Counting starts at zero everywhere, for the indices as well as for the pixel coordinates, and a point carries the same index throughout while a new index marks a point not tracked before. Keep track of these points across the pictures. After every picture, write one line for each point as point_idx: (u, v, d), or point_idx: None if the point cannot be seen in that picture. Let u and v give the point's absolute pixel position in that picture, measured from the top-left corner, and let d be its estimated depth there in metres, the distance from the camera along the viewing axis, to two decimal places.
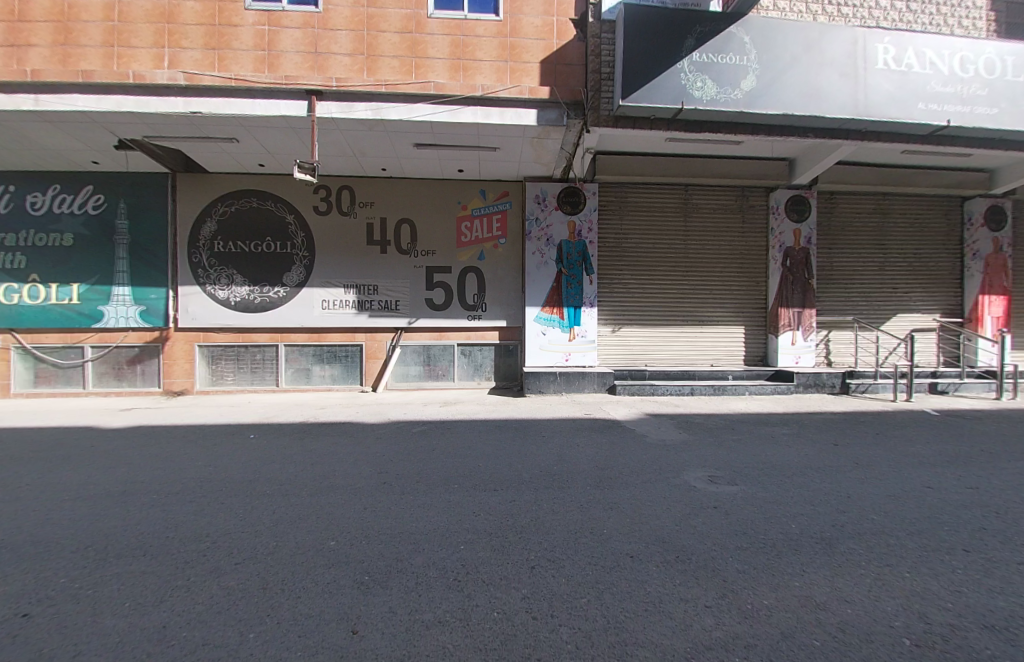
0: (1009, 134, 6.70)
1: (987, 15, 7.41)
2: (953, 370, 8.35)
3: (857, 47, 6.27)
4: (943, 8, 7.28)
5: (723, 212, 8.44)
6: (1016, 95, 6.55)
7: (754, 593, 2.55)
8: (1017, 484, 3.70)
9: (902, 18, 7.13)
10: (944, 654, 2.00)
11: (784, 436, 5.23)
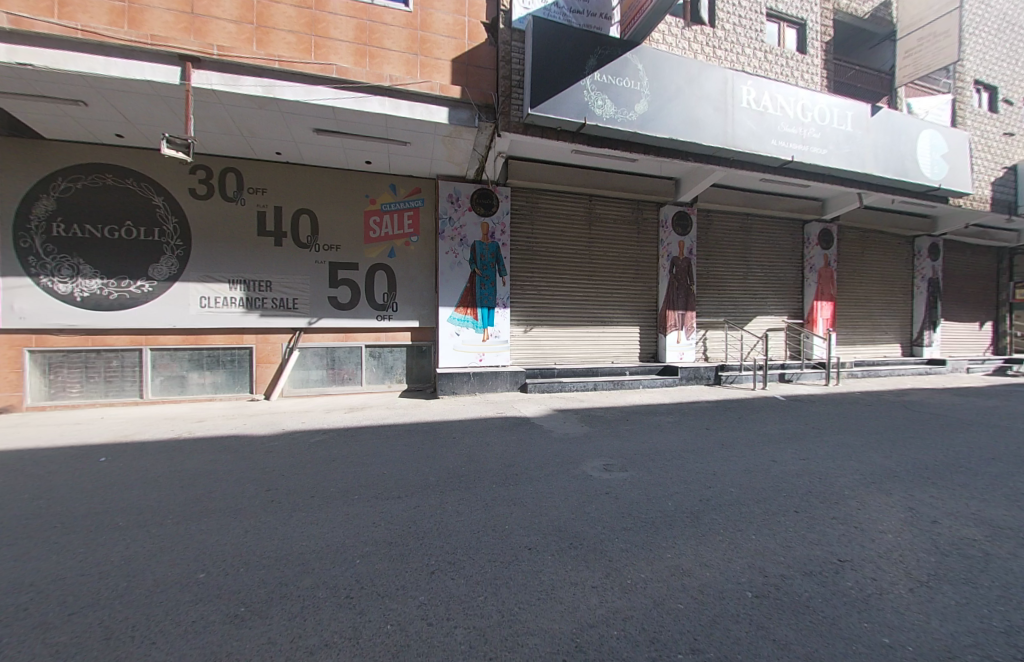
0: (834, 171, 8.33)
1: (820, 74, 9.13)
2: (796, 363, 10.13)
3: (726, 86, 7.27)
4: (791, 63, 8.79)
5: (623, 222, 9.20)
6: (839, 141, 8.17)
7: (637, 568, 2.77)
8: (833, 453, 4.59)
9: (761, 66, 8.47)
10: (778, 602, 2.37)
11: (669, 424, 5.83)
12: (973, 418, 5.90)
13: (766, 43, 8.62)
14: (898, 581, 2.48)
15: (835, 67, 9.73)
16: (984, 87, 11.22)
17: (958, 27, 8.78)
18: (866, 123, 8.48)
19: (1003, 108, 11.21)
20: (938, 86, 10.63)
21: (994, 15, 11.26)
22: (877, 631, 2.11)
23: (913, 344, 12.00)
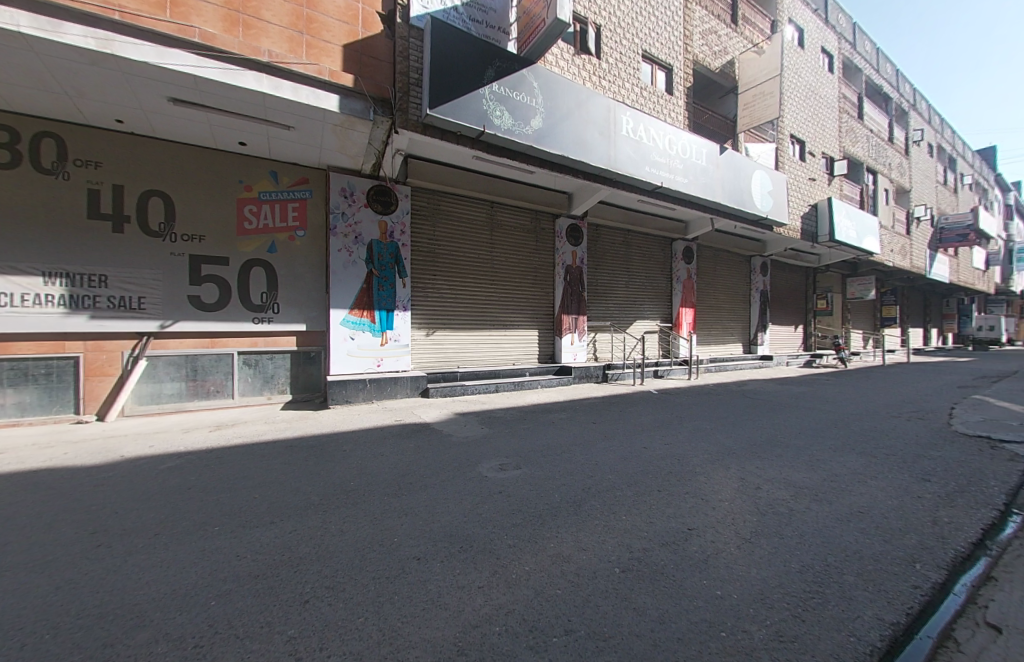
0: (694, 198, 9.84)
1: (683, 114, 10.73)
2: (669, 361, 11.66)
3: (610, 114, 8.10)
4: (662, 102, 10.19)
5: (522, 230, 9.61)
6: (698, 174, 9.68)
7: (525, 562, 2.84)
8: (688, 437, 5.36)
9: (639, 101, 9.65)
10: (640, 573, 2.65)
11: (562, 421, 6.22)
12: (787, 402, 7.46)
13: (642, 81, 9.84)
14: (729, 541, 2.98)
15: (694, 110, 11.52)
16: (797, 142, 14.30)
17: (778, 92, 11.08)
18: (717, 160, 10.20)
19: (808, 159, 14.42)
20: (767, 136, 13.25)
21: (803, 86, 14.44)
22: (714, 586, 2.49)
23: (752, 344, 14.69)
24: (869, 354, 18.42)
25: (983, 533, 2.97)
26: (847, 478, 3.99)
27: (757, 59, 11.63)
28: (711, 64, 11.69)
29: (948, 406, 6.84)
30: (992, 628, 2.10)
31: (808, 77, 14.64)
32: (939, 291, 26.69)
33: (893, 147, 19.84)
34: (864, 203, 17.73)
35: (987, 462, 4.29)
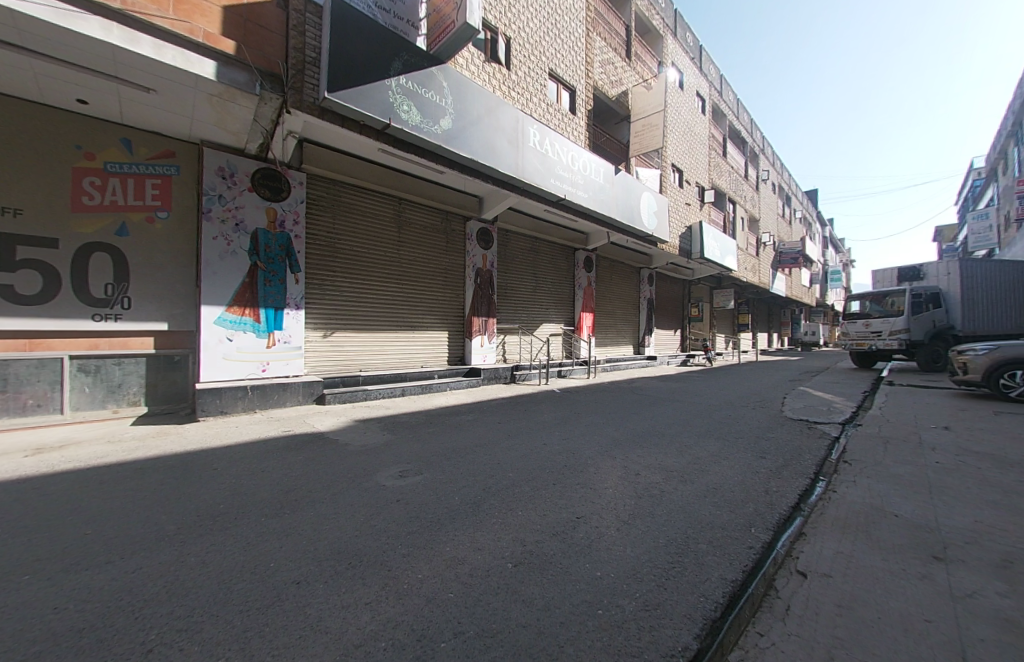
0: (594, 213, 10.75)
1: (583, 134, 11.67)
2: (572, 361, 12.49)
3: (517, 125, 8.47)
4: (566, 120, 10.96)
5: (432, 230, 9.48)
6: (596, 190, 10.60)
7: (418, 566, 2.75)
8: (582, 432, 5.78)
9: (545, 116, 10.23)
10: (531, 565, 2.75)
11: (466, 422, 6.26)
12: (666, 396, 8.50)
13: (548, 97, 10.44)
14: (610, 525, 3.25)
15: (593, 131, 12.60)
16: (678, 170, 16.47)
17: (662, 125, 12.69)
18: (613, 180, 11.29)
19: (685, 186, 16.73)
20: (654, 163, 15.07)
21: (683, 123, 16.72)
22: (594, 569, 2.69)
23: (642, 346, 16.46)
24: (730, 355, 21.96)
25: (796, 497, 3.71)
26: (705, 459, 4.69)
27: (646, 94, 13.17)
28: (608, 92, 12.90)
29: (780, 396, 8.47)
30: (798, 572, 2.62)
31: (687, 115, 16.97)
32: (779, 303, 32.95)
33: (748, 184, 24.00)
34: (728, 228, 21.11)
35: (801, 439, 5.40)
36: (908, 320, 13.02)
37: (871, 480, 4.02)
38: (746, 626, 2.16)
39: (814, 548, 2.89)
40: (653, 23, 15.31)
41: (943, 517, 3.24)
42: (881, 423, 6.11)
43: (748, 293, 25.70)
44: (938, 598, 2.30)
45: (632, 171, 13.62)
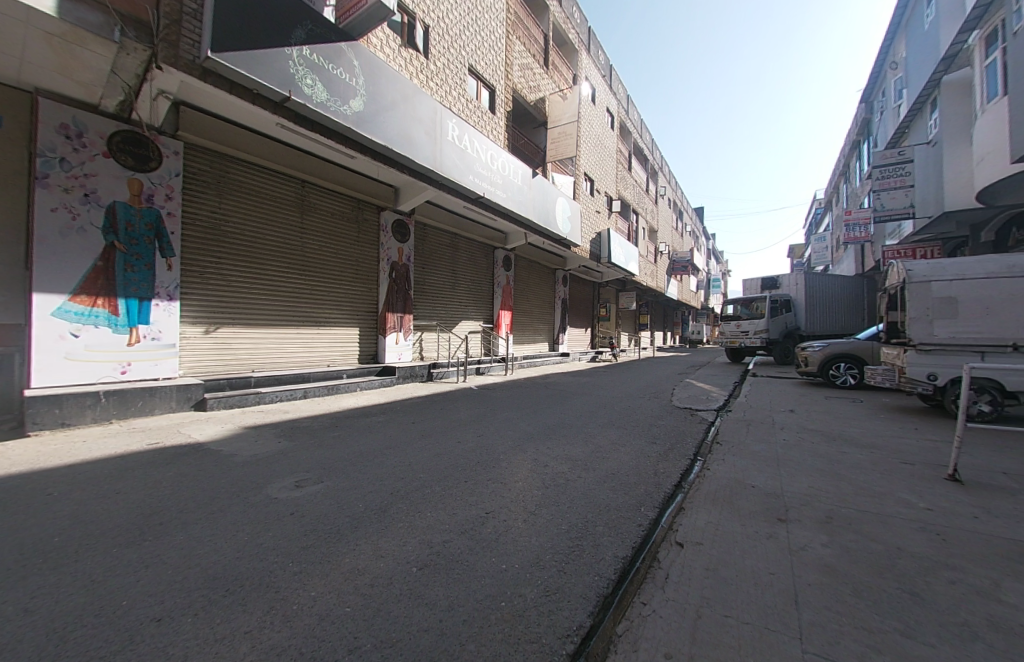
0: (511, 213, 11.00)
1: (502, 134, 11.86)
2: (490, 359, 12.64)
3: (435, 117, 8.33)
4: (485, 119, 11.06)
5: (340, 218, 8.87)
6: (514, 191, 10.88)
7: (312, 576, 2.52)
8: (495, 428, 5.88)
9: (464, 112, 10.19)
10: (437, 567, 2.66)
11: (376, 424, 5.98)
12: (575, 391, 9.06)
13: (467, 93, 10.40)
14: (517, 517, 3.33)
15: (511, 133, 12.87)
16: (590, 179, 17.61)
17: (575, 136, 13.45)
18: (530, 183, 11.68)
19: (596, 195, 17.97)
20: (568, 170, 15.94)
21: (595, 136, 17.92)
22: (499, 562, 2.71)
23: (556, 343, 17.32)
24: (632, 351, 24.25)
25: (678, 476, 4.20)
26: (606, 448, 5.06)
27: (561, 103, 13.85)
28: (527, 96, 13.27)
29: (670, 387, 9.56)
30: (676, 543, 2.94)
31: (598, 129, 18.19)
32: (673, 306, 37.18)
33: (649, 197, 26.61)
34: (632, 236, 23.16)
35: (684, 425, 6.14)
36: (766, 321, 15.70)
37: (735, 457, 4.73)
38: (632, 598, 2.35)
39: (690, 520, 3.27)
40: (569, 37, 16.11)
41: (784, 485, 3.92)
42: (745, 408, 7.23)
43: (649, 295, 28.55)
44: (780, 553, 2.76)
45: (548, 176, 14.21)
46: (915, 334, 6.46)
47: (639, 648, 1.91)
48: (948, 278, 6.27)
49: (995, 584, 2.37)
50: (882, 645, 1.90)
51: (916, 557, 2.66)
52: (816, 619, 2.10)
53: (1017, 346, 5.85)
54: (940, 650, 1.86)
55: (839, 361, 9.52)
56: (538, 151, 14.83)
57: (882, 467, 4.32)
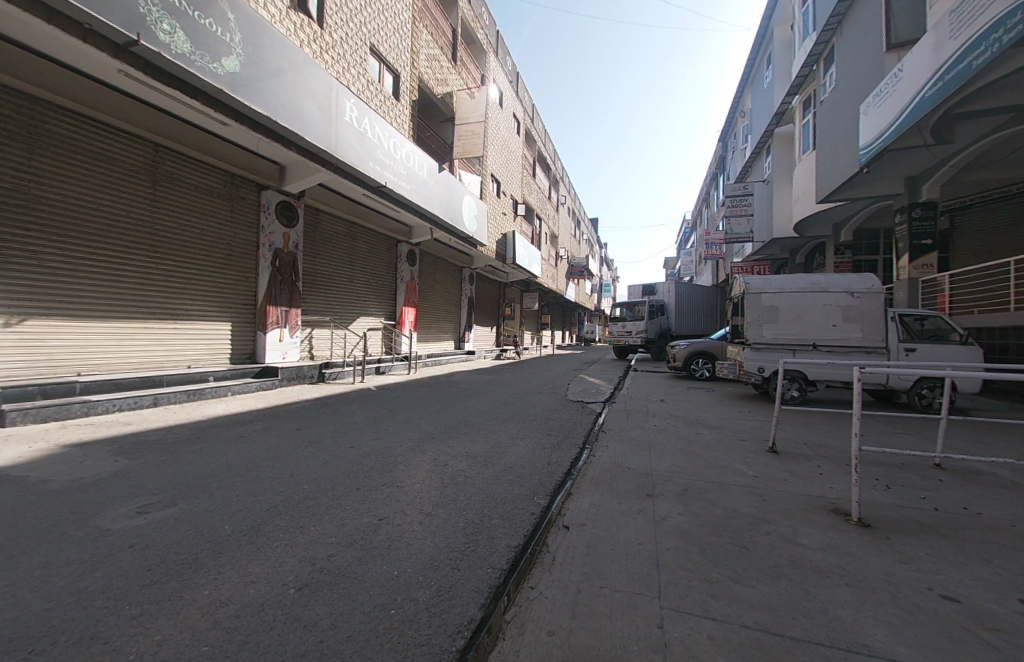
0: (416, 206, 10.67)
1: (406, 124, 11.46)
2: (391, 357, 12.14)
3: (330, 93, 7.66)
4: (387, 104, 10.53)
5: (209, 194, 7.62)
6: (419, 184, 10.56)
7: (156, 608, 2.10)
8: (393, 430, 5.65)
9: (363, 93, 9.56)
10: (320, 584, 2.39)
11: (253, 433, 5.28)
12: (477, 388, 9.18)
13: (368, 74, 9.77)
14: (412, 521, 3.24)
15: (416, 124, 12.47)
16: (496, 180, 17.96)
17: (482, 136, 13.60)
18: (436, 177, 11.47)
19: (502, 197, 18.43)
20: (475, 169, 16.06)
21: (502, 139, 18.35)
22: (391, 568, 2.59)
23: (461, 341, 17.33)
24: (533, 349, 25.44)
25: (568, 465, 4.54)
26: (505, 443, 5.23)
27: (469, 101, 13.87)
28: (434, 89, 12.99)
29: (565, 382, 10.29)
30: (563, 527, 3.16)
31: (506, 132, 18.64)
32: (571, 307, 40.02)
33: (550, 204, 28.17)
34: (535, 240, 24.27)
35: (576, 417, 6.65)
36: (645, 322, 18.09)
37: (617, 444, 5.28)
38: (522, 584, 2.46)
39: (576, 504, 3.55)
40: (477, 36, 16.17)
41: (654, 465, 4.51)
42: (627, 400, 8.13)
43: (550, 296, 30.26)
44: (649, 525, 3.17)
45: (455, 173, 14.13)
46: (751, 334, 7.97)
47: (525, 630, 2.01)
48: (772, 290, 7.87)
49: (795, 530, 3.07)
50: (720, 591, 2.30)
51: (746, 516, 3.29)
52: (675, 578, 2.45)
53: (815, 345, 7.60)
54: (759, 588, 2.33)
55: (698, 357, 11.30)
56: (444, 146, 14.64)
57: (726, 445, 5.24)
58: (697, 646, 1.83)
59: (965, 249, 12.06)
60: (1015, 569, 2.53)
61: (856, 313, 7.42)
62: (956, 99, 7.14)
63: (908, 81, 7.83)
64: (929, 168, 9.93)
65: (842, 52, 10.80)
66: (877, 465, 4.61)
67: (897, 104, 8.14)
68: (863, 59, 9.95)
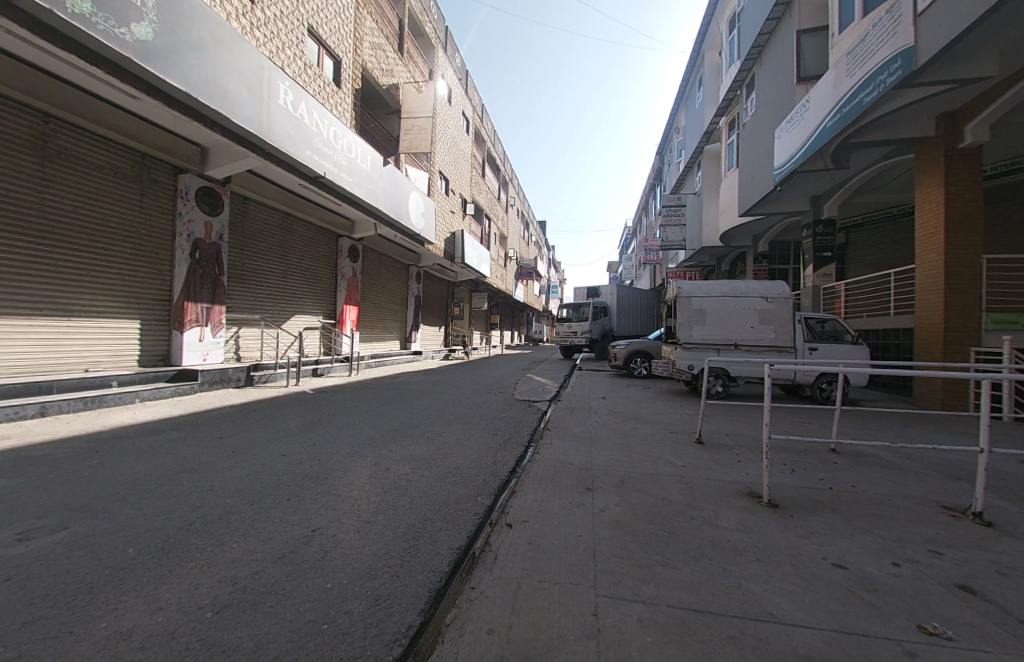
0: (358, 199, 10.22)
1: (347, 113, 10.95)
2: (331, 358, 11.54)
3: (261, 73, 7.11)
4: (326, 90, 9.98)
5: (113, 175, 6.75)
6: (362, 176, 10.12)
7: (36, 647, 1.81)
8: (330, 435, 5.37)
9: (299, 76, 8.98)
10: (243, 604, 2.20)
11: (166, 444, 4.75)
12: (422, 389, 8.98)
13: (306, 57, 9.20)
14: (349, 530, 3.09)
15: (359, 114, 11.95)
16: (445, 178, 17.71)
17: (430, 132, 13.37)
18: (381, 170, 11.07)
19: (451, 195, 18.21)
20: (423, 165, 15.71)
21: (451, 137, 18.15)
22: (323, 581, 2.45)
23: (407, 341, 16.88)
24: (482, 349, 25.43)
25: (511, 463, 4.59)
26: (449, 444, 5.18)
27: (416, 95, 13.55)
28: (379, 79, 12.54)
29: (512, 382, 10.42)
30: (505, 525, 3.19)
31: (454, 130, 18.47)
32: (520, 307, 40.52)
33: (500, 205, 28.33)
34: (485, 239, 24.28)
35: (521, 416, 6.75)
36: (589, 323, 18.86)
37: (560, 441, 5.44)
38: (462, 585, 2.45)
39: (519, 502, 3.60)
40: (426, 30, 15.86)
41: (594, 460, 4.70)
42: (571, 398, 8.40)
43: (499, 296, 30.50)
44: (587, 518, 3.30)
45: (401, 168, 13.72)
46: (682, 335, 8.60)
47: (464, 631, 2.00)
48: (701, 294, 8.55)
49: (715, 514, 3.36)
50: (649, 576, 2.46)
51: (675, 504, 3.54)
52: (610, 566, 2.58)
53: (737, 345, 8.36)
54: (684, 570, 2.52)
55: (637, 356, 11.96)
56: (389, 139, 14.17)
57: (659, 438, 5.61)
58: (628, 629, 1.94)
59: (856, 261, 13.94)
60: (888, 537, 2.97)
61: (770, 316, 8.28)
62: (850, 130, 8.21)
63: (814, 111, 8.86)
64: (829, 189, 11.34)
65: (762, 81, 11.99)
66: (783, 452, 5.19)
67: (805, 130, 9.19)
68: (778, 88, 11.12)
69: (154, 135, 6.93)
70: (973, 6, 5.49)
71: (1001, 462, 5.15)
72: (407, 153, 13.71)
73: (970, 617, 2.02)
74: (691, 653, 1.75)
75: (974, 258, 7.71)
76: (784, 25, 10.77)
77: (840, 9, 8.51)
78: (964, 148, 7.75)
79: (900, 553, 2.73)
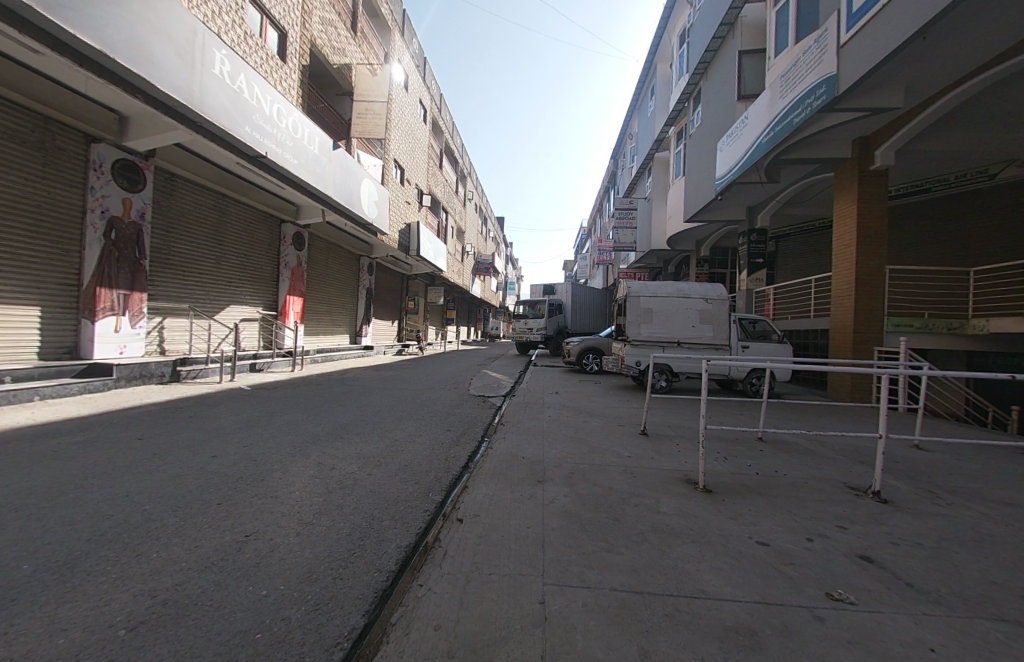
0: (304, 183, 9.61)
1: (293, 90, 10.27)
2: (272, 353, 10.86)
3: (193, 38, 6.45)
4: (269, 63, 9.28)
5: (4, 138, 5.81)
6: (308, 159, 9.51)
7: None
8: (271, 434, 5.06)
9: (239, 45, 8.27)
10: (163, 618, 2.00)
11: (75, 447, 4.21)
12: (373, 386, 8.67)
13: (246, 24, 8.49)
14: (288, 533, 2.92)
15: (306, 92, 11.25)
16: (400, 167, 17.11)
17: (385, 118, 12.85)
18: (330, 154, 10.48)
19: (406, 185, 17.65)
20: (376, 152, 15.07)
21: (407, 125, 17.58)
22: (258, 588, 2.29)
23: (358, 335, 16.24)
24: (438, 345, 25.00)
25: (465, 459, 4.58)
26: (401, 441, 5.06)
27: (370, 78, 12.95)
28: (329, 57, 11.84)
29: (467, 378, 10.34)
30: (456, 520, 3.17)
31: (411, 118, 17.94)
32: (477, 303, 40.36)
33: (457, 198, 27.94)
34: (442, 233, 23.83)
35: (476, 412, 6.74)
36: (545, 320, 19.20)
37: (513, 435, 5.50)
38: (410, 582, 2.40)
39: (471, 497, 3.59)
40: (382, 11, 15.23)
41: (546, 453, 4.81)
42: (525, 393, 8.55)
43: (455, 291, 30.14)
44: (538, 509, 3.37)
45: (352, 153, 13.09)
46: (631, 333, 9.00)
47: (411, 629, 1.96)
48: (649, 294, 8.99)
49: (656, 500, 3.55)
50: (593, 561, 2.56)
51: (620, 492, 3.71)
52: (558, 555, 2.66)
53: (680, 343, 8.89)
54: (627, 554, 2.64)
55: (590, 353, 12.35)
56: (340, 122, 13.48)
57: (608, 430, 5.84)
58: (573, 615, 2.01)
59: (784, 268, 15.33)
60: (803, 515, 3.32)
61: (709, 316, 8.87)
62: (782, 147, 8.98)
63: (753, 125, 9.52)
64: (763, 201, 12.34)
65: (708, 94, 12.74)
66: (718, 442, 5.61)
67: (744, 144, 9.89)
68: (721, 102, 11.87)
69: (60, 97, 6.07)
70: (884, 44, 6.18)
71: (894, 446, 5.93)
72: (360, 138, 13.09)
73: (868, 583, 2.30)
74: (633, 633, 1.84)
75: (878, 267, 8.75)
76: (728, 43, 11.51)
77: (776, 34, 9.22)
78: (874, 169, 8.74)
79: (814, 529, 3.06)
